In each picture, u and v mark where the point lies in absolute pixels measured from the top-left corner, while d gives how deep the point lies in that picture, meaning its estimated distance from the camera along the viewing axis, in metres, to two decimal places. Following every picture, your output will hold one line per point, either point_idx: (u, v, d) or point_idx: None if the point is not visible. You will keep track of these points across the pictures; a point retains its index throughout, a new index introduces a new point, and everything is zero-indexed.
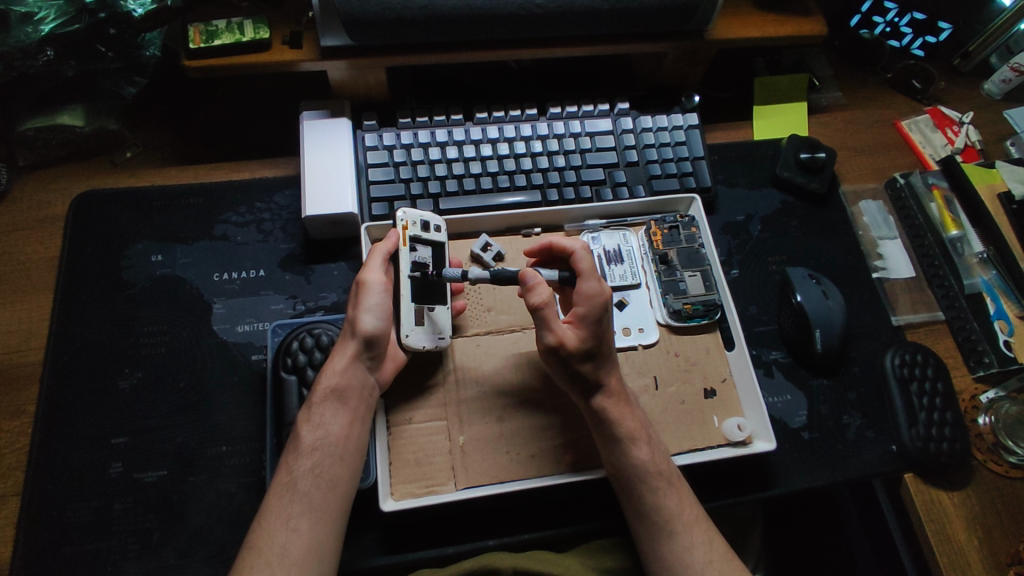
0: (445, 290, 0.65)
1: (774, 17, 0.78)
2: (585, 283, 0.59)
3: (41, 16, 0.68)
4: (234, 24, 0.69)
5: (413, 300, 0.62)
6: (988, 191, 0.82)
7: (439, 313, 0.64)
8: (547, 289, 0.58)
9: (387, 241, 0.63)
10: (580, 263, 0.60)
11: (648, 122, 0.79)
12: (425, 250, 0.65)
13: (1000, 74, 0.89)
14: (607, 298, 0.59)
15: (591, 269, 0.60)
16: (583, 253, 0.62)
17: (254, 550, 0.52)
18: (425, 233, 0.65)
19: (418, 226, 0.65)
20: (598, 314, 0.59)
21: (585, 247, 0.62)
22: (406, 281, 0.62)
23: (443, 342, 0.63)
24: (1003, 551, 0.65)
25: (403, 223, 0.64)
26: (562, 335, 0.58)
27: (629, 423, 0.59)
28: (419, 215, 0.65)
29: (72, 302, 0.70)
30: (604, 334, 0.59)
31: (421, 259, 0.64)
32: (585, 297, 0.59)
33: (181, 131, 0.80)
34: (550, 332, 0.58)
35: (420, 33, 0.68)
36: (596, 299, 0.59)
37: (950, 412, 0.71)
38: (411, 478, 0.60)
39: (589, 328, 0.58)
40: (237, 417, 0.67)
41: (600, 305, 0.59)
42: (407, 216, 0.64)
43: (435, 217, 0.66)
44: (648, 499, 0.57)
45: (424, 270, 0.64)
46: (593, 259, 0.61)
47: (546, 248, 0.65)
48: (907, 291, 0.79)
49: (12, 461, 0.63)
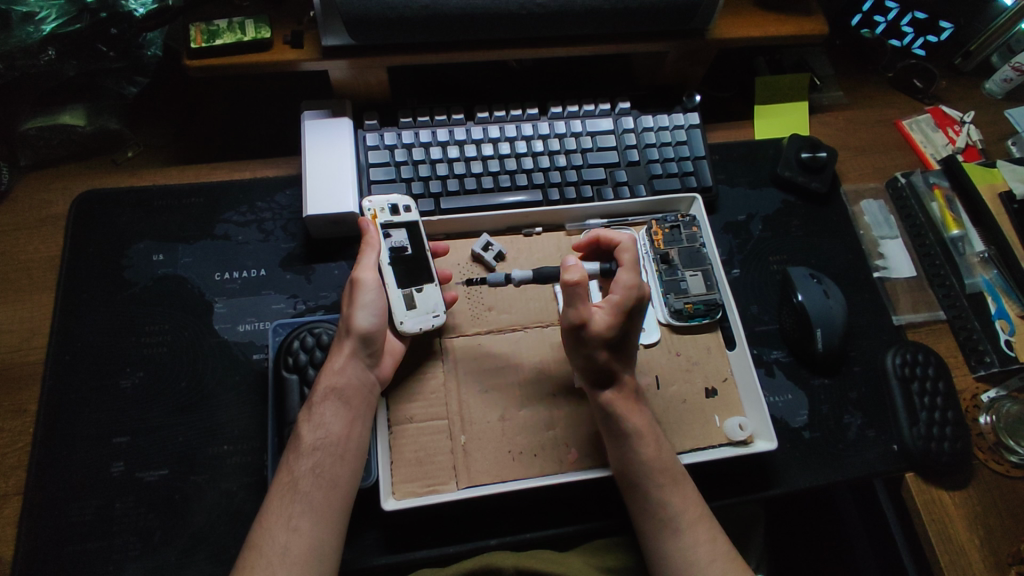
0: (430, 269, 0.65)
1: (774, 16, 0.78)
2: (624, 273, 0.59)
3: (43, 16, 0.67)
4: (235, 24, 0.69)
5: (400, 286, 0.64)
6: (989, 190, 0.81)
7: (427, 292, 0.64)
8: (585, 271, 0.55)
9: (368, 234, 0.63)
10: (625, 255, 0.61)
11: (649, 122, 0.79)
12: (400, 233, 0.66)
13: (1001, 73, 0.89)
14: (643, 293, 0.58)
15: (633, 265, 0.60)
16: (629, 248, 0.63)
17: (255, 551, 0.52)
18: (394, 217, 0.66)
19: (387, 212, 0.66)
20: (630, 305, 0.57)
21: (631, 246, 0.63)
22: (389, 271, 0.64)
23: (439, 319, 0.64)
24: (1004, 551, 0.65)
25: (371, 211, 0.66)
26: (584, 317, 0.56)
27: (636, 419, 0.59)
28: (385, 201, 0.67)
29: (73, 302, 0.70)
30: (628, 326, 0.59)
31: (397, 244, 0.65)
32: (621, 288, 0.57)
33: (182, 131, 0.80)
34: (575, 311, 0.56)
35: (420, 33, 0.68)
36: (630, 292, 0.57)
37: (950, 411, 0.71)
38: (411, 477, 0.60)
39: (618, 317, 0.57)
40: (237, 417, 0.67)
41: (633, 298, 0.58)
42: (373, 204, 0.66)
43: (403, 199, 0.67)
44: (654, 497, 0.57)
45: (403, 254, 0.65)
46: (637, 255, 0.62)
47: (593, 241, 0.66)
48: (908, 291, 0.79)
49: (12, 461, 0.63)
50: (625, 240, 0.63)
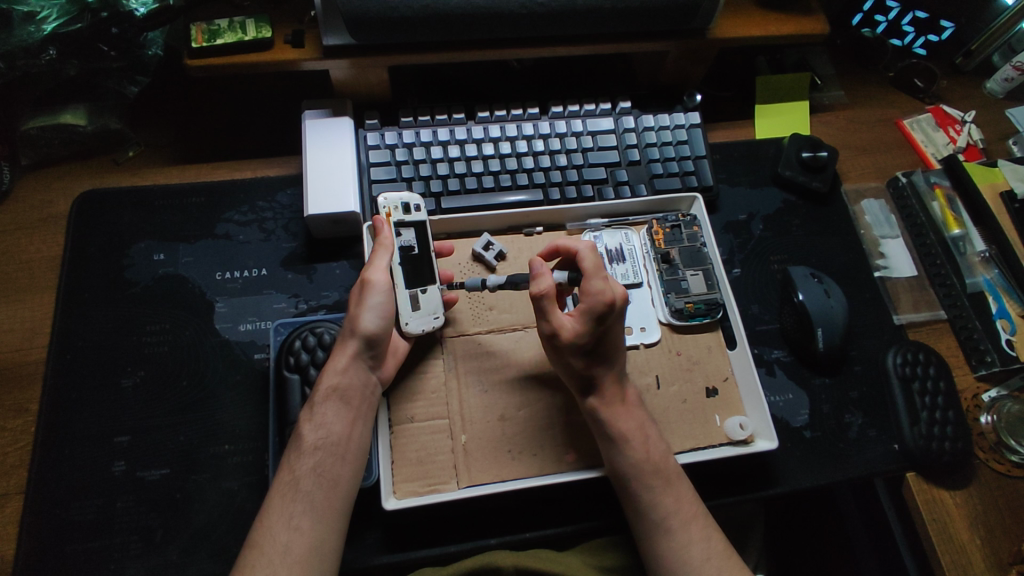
0: (432, 268, 0.65)
1: (775, 16, 0.78)
2: (590, 281, 0.57)
3: (43, 16, 0.67)
4: (236, 24, 0.69)
5: (407, 286, 0.64)
6: (990, 189, 0.81)
7: (430, 294, 0.64)
8: (551, 282, 0.57)
9: (381, 234, 0.62)
10: (584, 261, 0.59)
11: (650, 121, 0.79)
12: (409, 233, 0.66)
13: (1002, 73, 0.89)
14: (611, 299, 0.56)
15: (596, 269, 0.58)
16: (588, 253, 0.61)
17: (255, 548, 0.52)
18: (406, 216, 0.66)
19: (400, 210, 0.66)
20: (598, 311, 0.56)
21: (591, 249, 0.62)
22: (397, 271, 0.64)
23: (439, 322, 0.64)
24: (1004, 551, 0.65)
25: (386, 209, 0.66)
26: (556, 326, 0.58)
27: (625, 424, 0.59)
28: (398, 199, 0.66)
29: (75, 301, 0.70)
30: (603, 333, 0.58)
31: (405, 244, 0.66)
32: (586, 296, 0.57)
33: (184, 130, 0.80)
34: (546, 321, 0.58)
35: (420, 32, 0.68)
36: (596, 300, 0.56)
37: (951, 411, 0.71)
38: (412, 477, 0.61)
39: (587, 324, 0.57)
40: (238, 416, 0.67)
41: (600, 306, 0.56)
42: (388, 202, 0.66)
43: (416, 198, 0.67)
44: (644, 497, 0.57)
45: (411, 254, 0.65)
46: (598, 260, 0.60)
47: (555, 249, 0.67)
48: (909, 291, 0.79)
49: (14, 460, 0.63)
50: (585, 243, 0.62)
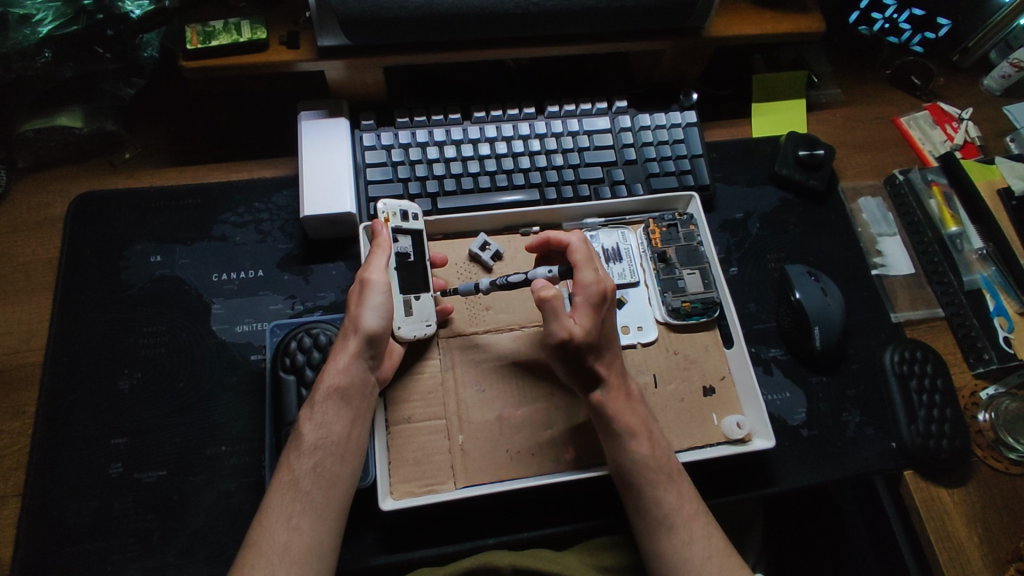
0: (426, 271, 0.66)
1: (770, 14, 0.78)
2: (582, 272, 0.60)
3: (38, 18, 0.67)
4: (231, 25, 0.69)
5: (401, 291, 0.63)
6: (988, 186, 0.81)
7: (423, 301, 0.64)
8: (552, 286, 0.58)
9: (379, 236, 0.62)
10: (576, 253, 0.61)
11: (647, 120, 0.79)
12: (406, 239, 0.66)
13: (1000, 69, 0.89)
14: (602, 289, 0.60)
15: (587, 260, 0.61)
16: (579, 244, 0.63)
17: (254, 548, 0.52)
18: (403, 222, 0.66)
19: (398, 216, 0.66)
20: (594, 301, 0.59)
21: (581, 240, 0.64)
22: (394, 274, 0.63)
23: (431, 330, 0.64)
24: (1003, 548, 0.65)
25: (384, 215, 0.65)
26: (569, 326, 0.57)
27: (629, 419, 0.59)
28: (397, 206, 0.66)
29: (72, 302, 0.70)
30: (600, 325, 0.60)
31: (402, 250, 0.65)
32: (582, 287, 0.59)
33: (181, 131, 0.80)
34: (558, 325, 0.57)
35: (417, 33, 0.68)
36: (591, 289, 0.59)
37: (949, 408, 0.71)
38: (410, 477, 0.61)
39: (591, 317, 0.59)
40: (236, 417, 0.67)
41: (595, 295, 0.60)
42: (386, 208, 0.65)
43: (413, 206, 0.67)
44: (648, 493, 0.57)
45: (407, 261, 0.65)
46: (588, 250, 0.63)
47: (545, 241, 0.66)
48: (907, 288, 0.79)
49: (12, 461, 0.63)
50: (575, 236, 0.64)
